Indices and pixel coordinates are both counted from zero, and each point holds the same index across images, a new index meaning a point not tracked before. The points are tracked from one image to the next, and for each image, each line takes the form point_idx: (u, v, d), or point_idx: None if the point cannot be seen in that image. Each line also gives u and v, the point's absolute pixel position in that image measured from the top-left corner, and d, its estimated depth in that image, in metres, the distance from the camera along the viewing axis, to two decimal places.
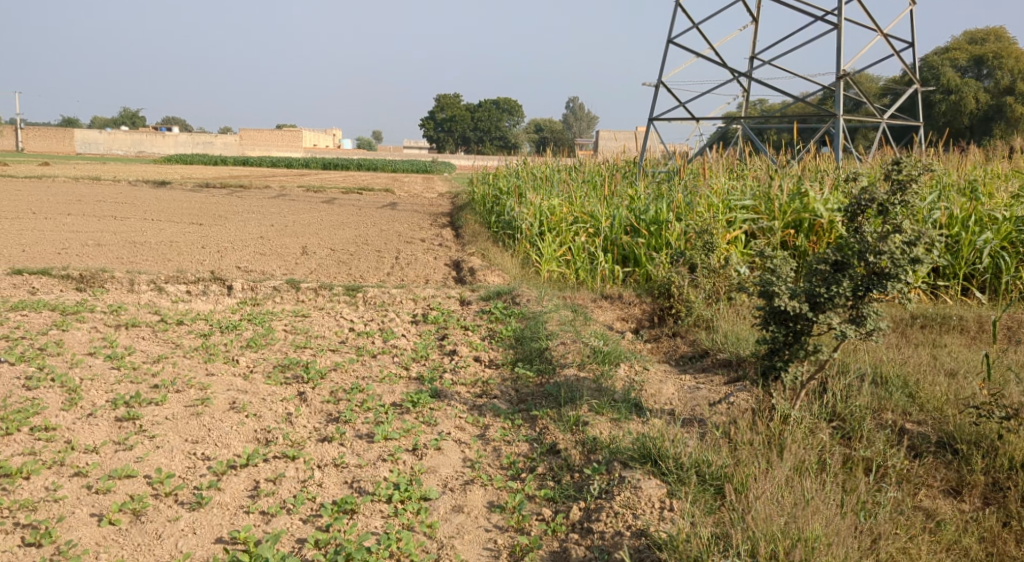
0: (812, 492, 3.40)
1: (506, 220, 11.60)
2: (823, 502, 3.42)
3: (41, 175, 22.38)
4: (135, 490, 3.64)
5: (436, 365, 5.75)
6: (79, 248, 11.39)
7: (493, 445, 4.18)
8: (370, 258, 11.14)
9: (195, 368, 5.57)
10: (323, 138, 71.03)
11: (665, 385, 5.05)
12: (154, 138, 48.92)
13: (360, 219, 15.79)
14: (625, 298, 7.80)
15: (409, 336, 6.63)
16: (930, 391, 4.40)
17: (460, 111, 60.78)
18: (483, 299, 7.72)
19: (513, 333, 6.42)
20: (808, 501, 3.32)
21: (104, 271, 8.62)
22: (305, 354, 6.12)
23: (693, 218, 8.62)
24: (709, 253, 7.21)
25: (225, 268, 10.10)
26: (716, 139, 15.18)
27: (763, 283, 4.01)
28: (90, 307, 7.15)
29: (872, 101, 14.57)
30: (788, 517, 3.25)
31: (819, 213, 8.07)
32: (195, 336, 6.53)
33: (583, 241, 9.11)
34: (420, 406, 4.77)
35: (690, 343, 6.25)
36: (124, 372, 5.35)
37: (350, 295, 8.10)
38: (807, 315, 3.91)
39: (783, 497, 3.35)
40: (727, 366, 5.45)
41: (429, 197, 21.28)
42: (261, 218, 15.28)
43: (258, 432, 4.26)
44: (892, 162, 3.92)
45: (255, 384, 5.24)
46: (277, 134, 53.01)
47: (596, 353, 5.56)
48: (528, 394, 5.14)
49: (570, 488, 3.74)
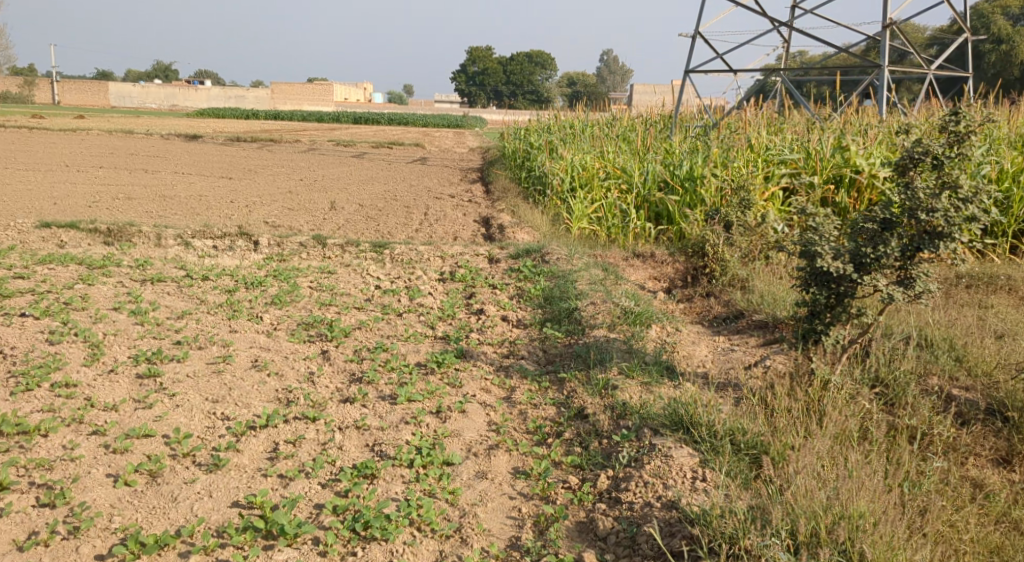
0: (855, 465, 3.22)
1: (537, 176, 11.39)
2: (866, 474, 3.24)
3: (75, 128, 22.46)
4: (152, 451, 3.58)
5: (463, 324, 5.63)
6: (109, 201, 11.37)
7: (519, 409, 4.06)
8: (399, 214, 11.02)
9: (218, 325, 5.49)
10: (354, 92, 70.77)
11: (697, 348, 4.89)
12: (187, 92, 49.03)
13: (390, 174, 15.66)
14: (658, 256, 7.61)
15: (436, 294, 6.52)
16: (978, 355, 4.18)
17: (493, 64, 60.07)
18: (512, 257, 7.56)
19: (542, 292, 6.27)
20: (851, 476, 3.15)
21: (132, 225, 8.58)
22: (330, 312, 6.03)
23: (729, 173, 8.35)
24: (745, 211, 6.99)
25: (253, 223, 10.03)
26: (753, 92, 14.75)
27: (804, 242, 3.78)
28: (116, 261, 7.10)
29: (919, 52, 14.04)
30: (831, 493, 3.07)
31: (859, 169, 7.89)
32: (221, 292, 6.47)
33: (615, 198, 8.89)
34: (445, 367, 4.66)
35: (725, 303, 6.06)
36: (148, 328, 5.28)
37: (378, 251, 7.99)
38: (851, 277, 3.67)
39: (824, 472, 3.18)
40: (763, 328, 5.26)
41: (460, 152, 21.06)
42: (291, 173, 15.19)
43: (280, 392, 4.18)
44: (950, 112, 3.67)
45: (279, 342, 5.15)
46: (309, 88, 52.81)
47: (627, 313, 5.40)
48: (556, 355, 5.01)
49: (597, 455, 3.61)
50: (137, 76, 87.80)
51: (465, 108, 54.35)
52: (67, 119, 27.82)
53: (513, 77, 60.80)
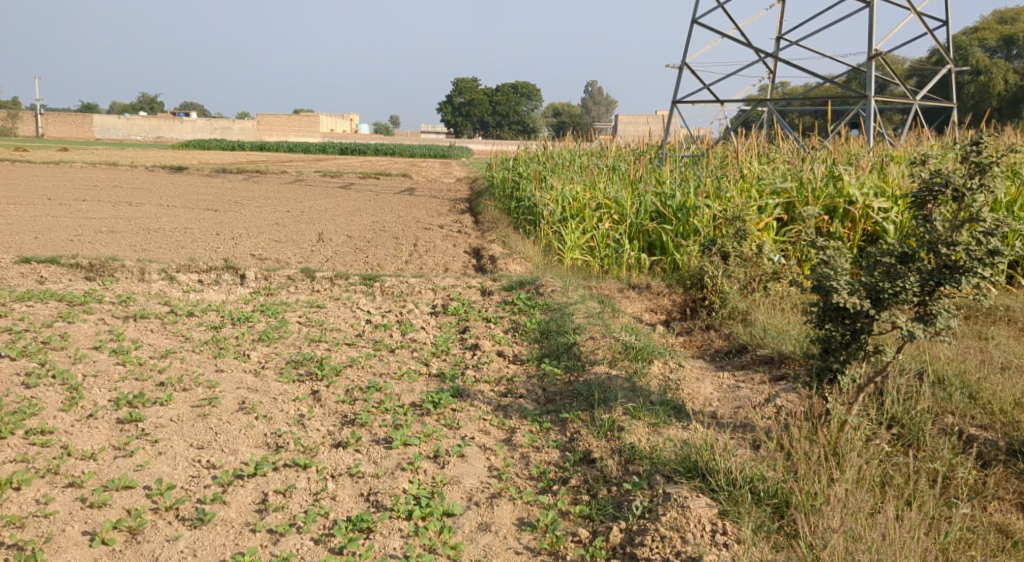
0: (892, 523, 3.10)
1: (527, 206, 11.26)
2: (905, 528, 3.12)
3: (59, 161, 22.25)
4: (132, 504, 3.36)
5: (458, 360, 5.45)
6: (92, 235, 11.17)
7: (522, 452, 3.87)
8: (387, 245, 10.85)
9: (204, 364, 5.28)
10: (340, 123, 70.93)
11: (703, 387, 4.73)
12: (172, 124, 48.97)
13: (378, 204, 15.51)
14: (654, 288, 7.47)
15: (428, 329, 6.34)
16: (993, 390, 4.00)
17: (478, 95, 60.32)
18: (505, 289, 7.39)
19: (538, 326, 6.10)
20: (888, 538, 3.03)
21: (114, 259, 8.36)
22: (320, 349, 5.83)
23: (723, 203, 8.24)
24: (741, 241, 6.83)
25: (239, 256, 9.84)
26: (740, 122, 14.74)
27: (818, 277, 3.64)
28: (98, 297, 6.89)
29: (904, 83, 14.11)
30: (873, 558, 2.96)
31: (853, 199, 7.74)
32: (206, 329, 6.26)
33: (607, 228, 8.76)
34: (441, 407, 4.46)
35: (726, 337, 5.92)
36: (129, 369, 5.07)
37: (368, 284, 7.81)
38: (869, 313, 3.53)
39: (861, 533, 3.06)
40: (768, 363, 5.10)
41: (447, 182, 20.96)
42: (277, 204, 15.01)
43: (269, 437, 3.97)
44: (970, 142, 3.56)
45: (267, 381, 4.95)
46: (295, 119, 52.83)
47: (628, 348, 5.23)
48: (556, 394, 4.82)
49: (607, 504, 3.42)
50: (124, 108, 87.81)
51: (452, 139, 54.47)
52: (52, 151, 27.64)
53: (499, 108, 61.08)
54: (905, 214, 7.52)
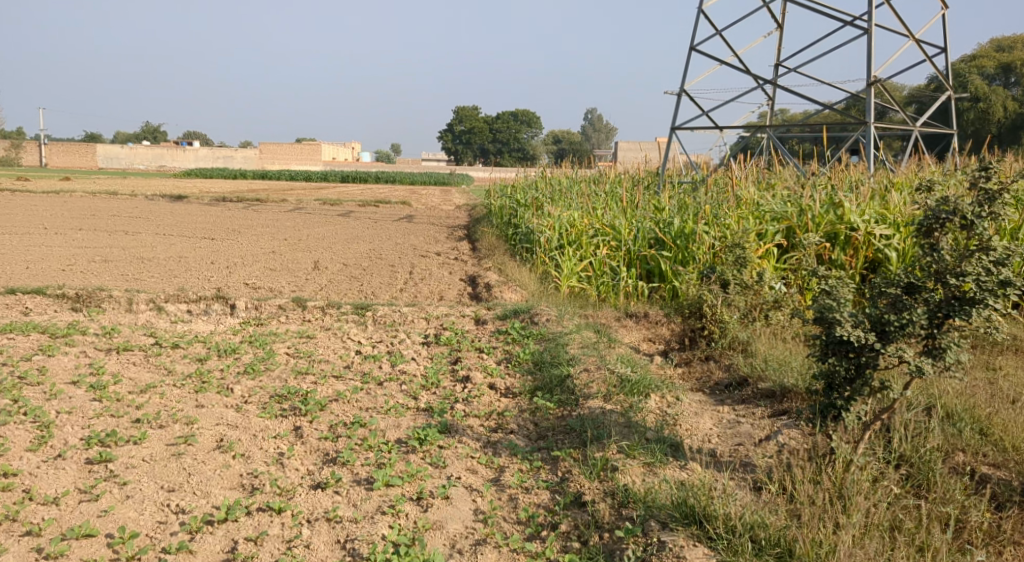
0: None
1: (524, 233, 11.11)
2: None
3: (59, 190, 22.20)
4: (91, 554, 3.21)
5: (448, 393, 5.25)
6: (84, 264, 11.03)
7: (510, 494, 3.68)
8: (383, 273, 10.69)
9: (184, 398, 5.09)
10: (342, 152, 71.21)
11: (701, 423, 4.54)
12: (174, 153, 49.09)
13: (375, 232, 15.37)
14: (652, 317, 7.29)
15: (419, 360, 6.15)
16: (1005, 426, 3.80)
17: (478, 123, 60.47)
18: (499, 318, 7.22)
19: (531, 357, 5.91)
20: None
21: (102, 290, 8.20)
22: (306, 382, 5.64)
23: (721, 230, 8.08)
24: (741, 268, 6.67)
25: (231, 285, 9.68)
26: (739, 148, 14.63)
27: (820, 309, 3.47)
28: (81, 329, 6.72)
29: (903, 109, 14.01)
30: None
31: (854, 226, 7.60)
32: (190, 361, 6.08)
33: (604, 255, 8.60)
34: (427, 444, 4.27)
35: (726, 369, 5.74)
36: (105, 405, 4.88)
37: (360, 313, 7.63)
38: (874, 347, 3.36)
39: None
40: (770, 398, 4.92)
41: (446, 210, 20.85)
42: (274, 232, 14.87)
43: (245, 478, 3.78)
44: (979, 168, 3.40)
45: (248, 417, 4.75)
46: (296, 147, 52.93)
47: (624, 382, 5.04)
48: (548, 429, 4.62)
49: (597, 553, 3.24)
50: (127, 137, 88.21)
51: (451, 166, 54.55)
52: (53, 180, 27.62)
53: (499, 135, 61.23)
54: (907, 241, 7.36)
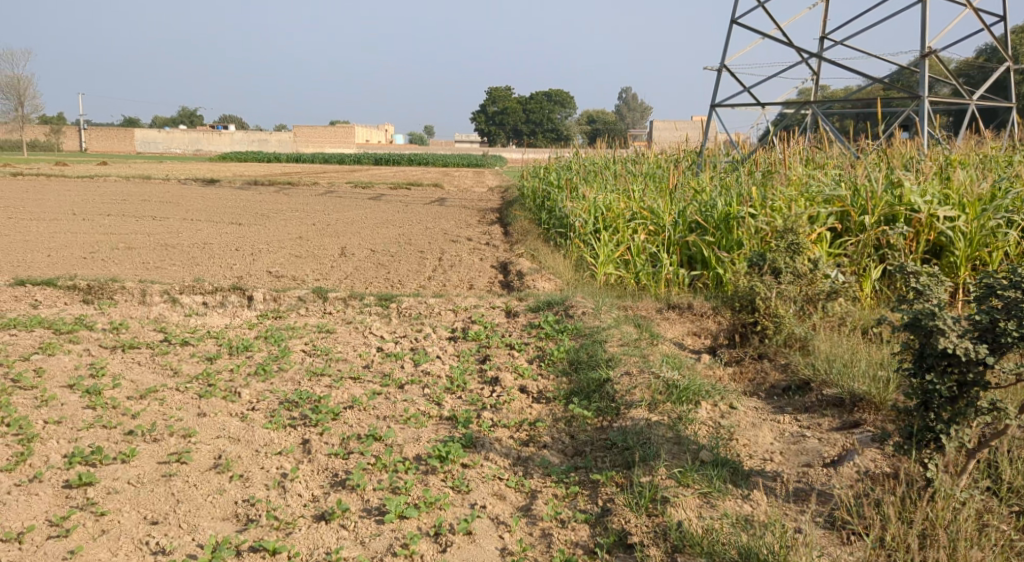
0: None
1: (557, 217, 10.53)
2: None
3: (94, 174, 22.09)
4: None
5: (475, 398, 4.74)
6: (107, 252, 10.70)
7: (542, 529, 3.26)
8: (412, 260, 10.22)
9: (185, 406, 4.63)
10: (375, 135, 71.19)
11: (761, 438, 4.00)
12: (210, 138, 49.13)
13: (406, 216, 14.91)
14: (697, 309, 6.71)
15: (445, 358, 5.64)
16: None
17: (511, 104, 59.62)
18: (532, 311, 6.68)
19: (566, 355, 5.38)
20: None
21: (114, 281, 7.77)
22: (319, 385, 5.15)
23: (770, 214, 7.44)
24: (794, 256, 6.00)
25: (254, 274, 9.27)
26: (783, 125, 13.88)
27: (917, 315, 2.93)
28: (88, 323, 6.31)
29: (957, 82, 13.18)
30: None
31: (915, 207, 6.94)
32: (198, 361, 5.63)
33: (642, 240, 8.00)
34: (450, 463, 3.78)
35: (782, 370, 5.18)
36: (98, 413, 4.42)
37: (383, 305, 7.13)
38: (985, 361, 2.84)
39: None
40: (838, 407, 4.37)
41: (479, 192, 20.32)
42: (303, 217, 14.46)
43: (240, 507, 3.40)
44: None
45: (251, 428, 4.28)
46: (331, 130, 52.87)
47: (671, 388, 4.49)
48: (586, 442, 4.10)
49: None
50: (167, 122, 89.16)
51: (484, 148, 54.06)
52: (91, 165, 27.77)
53: (531, 116, 60.42)
54: (973, 224, 6.68)
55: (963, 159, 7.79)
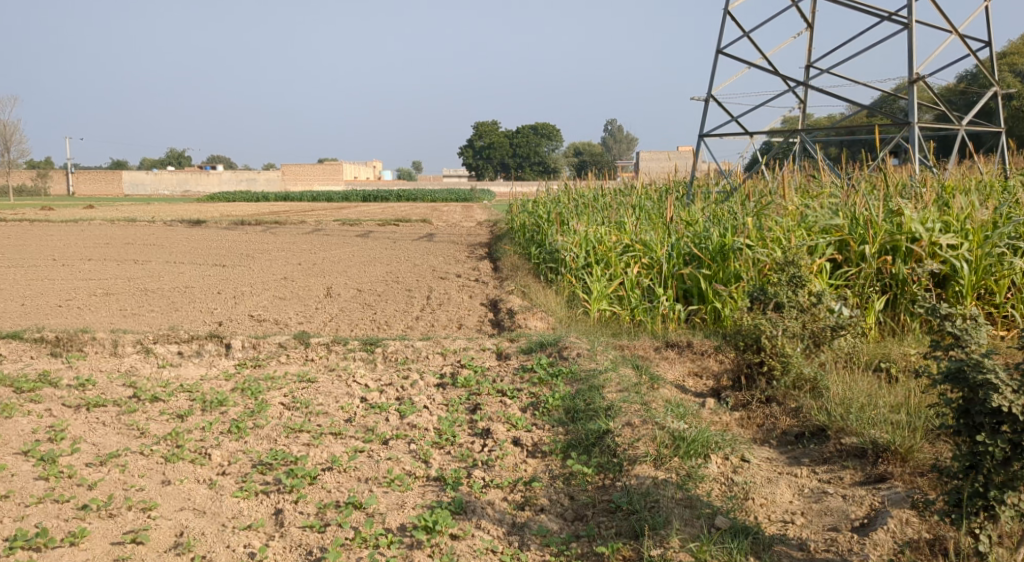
0: None
1: (548, 251, 10.19)
2: None
3: (77, 218, 21.62)
4: None
5: (465, 453, 4.36)
6: (84, 299, 10.35)
7: None
8: (398, 299, 9.85)
9: (149, 472, 4.23)
10: (364, 172, 71.31)
11: (779, 495, 3.67)
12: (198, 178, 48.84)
13: (394, 253, 14.56)
14: (697, 347, 6.37)
15: (432, 407, 5.26)
16: None
17: (498, 138, 59.65)
18: (524, 353, 6.33)
19: (562, 403, 5.01)
20: None
21: (84, 332, 7.37)
22: (297, 443, 4.76)
23: (767, 245, 7.11)
24: (797, 289, 5.64)
25: (234, 318, 8.90)
26: (772, 153, 13.62)
27: (969, 370, 2.88)
28: (52, 380, 5.91)
29: (947, 107, 12.96)
30: None
31: (916, 235, 6.61)
32: (168, 420, 5.23)
33: (636, 273, 7.67)
34: (437, 535, 3.45)
35: (793, 414, 4.81)
36: (52, 485, 4.04)
37: (368, 350, 6.75)
38: None
39: None
40: (861, 459, 4.03)
41: (467, 227, 19.99)
42: (288, 257, 14.09)
43: None
44: None
45: (219, 497, 3.90)
46: (319, 168, 52.69)
47: (678, 440, 4.11)
48: (587, 505, 3.73)
49: None
50: (154, 164, 89.04)
51: (472, 182, 53.95)
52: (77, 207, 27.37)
53: (519, 150, 60.41)
54: (977, 251, 6.38)
55: (959, 186, 7.49)
